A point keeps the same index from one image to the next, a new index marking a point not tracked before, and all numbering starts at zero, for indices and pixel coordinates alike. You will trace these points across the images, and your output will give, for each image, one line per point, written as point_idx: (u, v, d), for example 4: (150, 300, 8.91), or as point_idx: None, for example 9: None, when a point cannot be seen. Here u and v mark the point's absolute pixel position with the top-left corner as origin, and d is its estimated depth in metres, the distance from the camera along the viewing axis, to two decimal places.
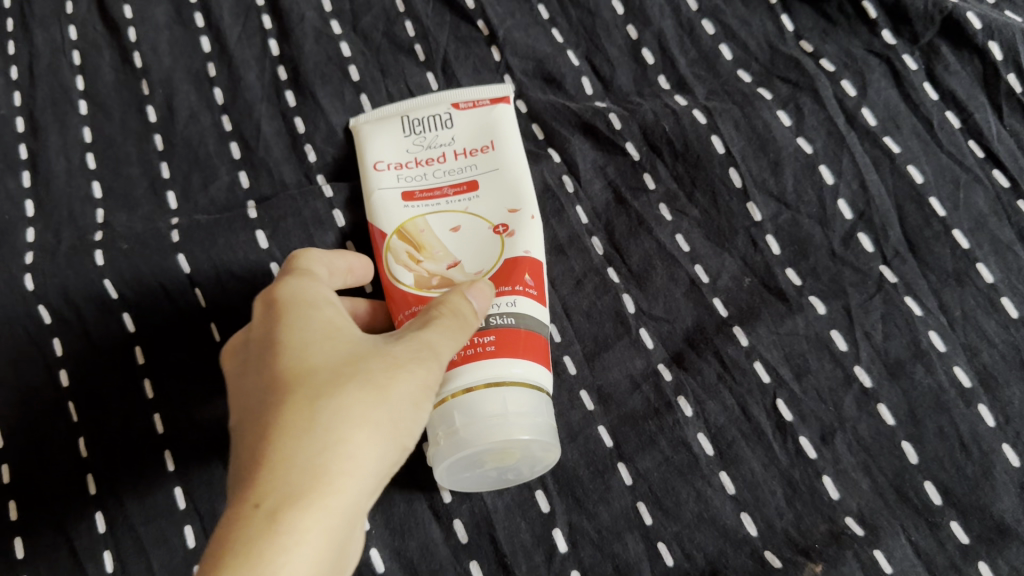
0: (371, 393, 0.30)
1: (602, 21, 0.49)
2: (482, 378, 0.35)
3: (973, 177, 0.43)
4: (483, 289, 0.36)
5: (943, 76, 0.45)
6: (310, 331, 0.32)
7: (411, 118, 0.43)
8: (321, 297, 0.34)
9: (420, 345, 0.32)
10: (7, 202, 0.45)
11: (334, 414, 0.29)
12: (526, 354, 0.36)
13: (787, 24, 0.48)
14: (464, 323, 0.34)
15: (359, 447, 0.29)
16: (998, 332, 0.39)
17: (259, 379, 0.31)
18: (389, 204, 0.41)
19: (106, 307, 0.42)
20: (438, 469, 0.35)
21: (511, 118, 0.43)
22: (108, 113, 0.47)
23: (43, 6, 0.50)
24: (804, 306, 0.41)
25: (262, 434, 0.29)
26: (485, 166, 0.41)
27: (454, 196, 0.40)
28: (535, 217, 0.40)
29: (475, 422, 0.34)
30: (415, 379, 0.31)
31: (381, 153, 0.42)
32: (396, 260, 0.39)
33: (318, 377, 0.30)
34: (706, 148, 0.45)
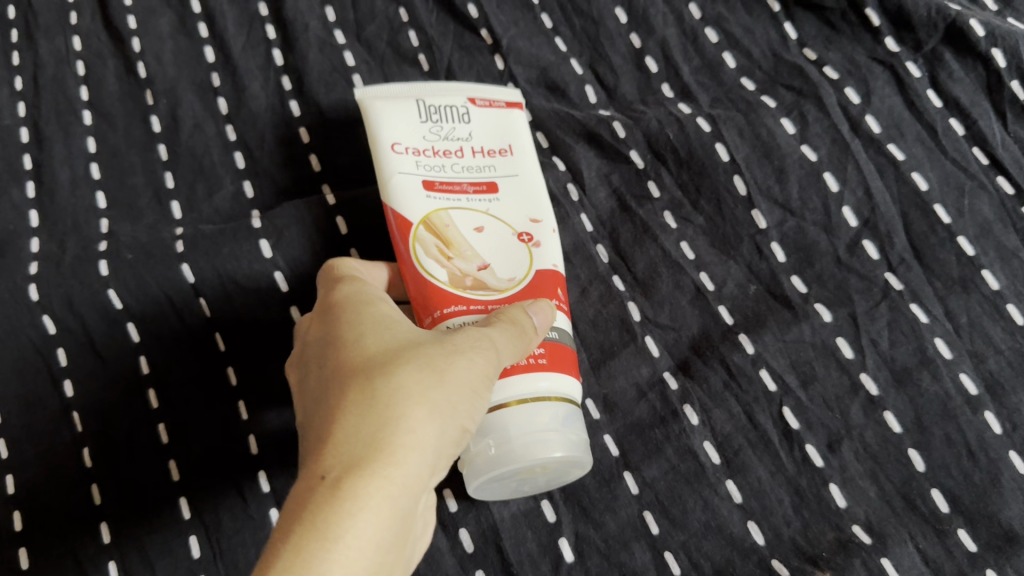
0: (429, 374, 0.30)
1: (606, 30, 0.49)
2: (535, 392, 0.34)
3: (978, 184, 0.43)
4: (541, 306, 0.35)
5: (947, 83, 0.45)
6: (367, 322, 0.33)
7: (427, 104, 0.40)
8: (376, 294, 0.35)
9: (480, 333, 0.32)
10: (11, 212, 0.45)
11: (393, 393, 0.29)
12: (567, 370, 0.36)
13: (791, 32, 0.48)
14: (521, 332, 0.33)
15: (419, 424, 0.29)
16: (1005, 338, 0.39)
17: (321, 369, 0.32)
18: (408, 191, 0.38)
19: (110, 317, 0.42)
20: (478, 472, 0.34)
21: (523, 124, 0.42)
22: (112, 123, 0.47)
23: (47, 17, 0.50)
24: (809, 313, 0.41)
25: (326, 416, 0.30)
26: (504, 169, 0.40)
27: (476, 194, 0.39)
28: (553, 230, 0.40)
29: (530, 435, 0.33)
30: (475, 362, 0.31)
31: (395, 133, 0.40)
32: (424, 253, 0.38)
33: (377, 359, 0.31)
34: (710, 155, 0.45)
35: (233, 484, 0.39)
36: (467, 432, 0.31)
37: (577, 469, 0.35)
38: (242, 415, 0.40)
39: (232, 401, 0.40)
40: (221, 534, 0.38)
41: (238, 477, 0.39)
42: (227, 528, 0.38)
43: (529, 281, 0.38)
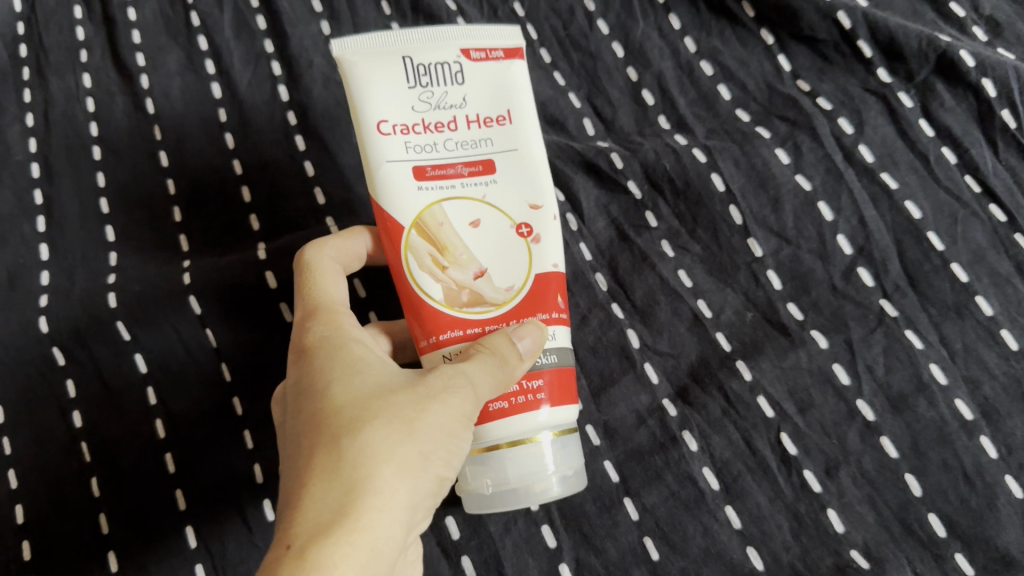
0: (398, 428, 0.30)
1: (604, 64, 0.50)
2: (532, 431, 0.35)
3: (970, 212, 0.43)
4: (530, 329, 0.35)
5: (939, 113, 0.46)
6: (337, 368, 0.33)
7: (414, 62, 0.35)
8: (350, 333, 0.35)
9: (452, 377, 0.32)
10: (23, 247, 0.46)
11: (360, 453, 0.30)
12: (567, 398, 0.36)
13: (784, 63, 0.48)
14: (504, 361, 0.33)
15: (389, 481, 0.30)
16: (999, 364, 0.40)
17: (293, 419, 0.32)
18: (397, 181, 0.35)
19: (119, 348, 0.43)
20: (475, 501, 0.35)
21: (525, 76, 0.37)
22: (121, 158, 0.48)
23: (57, 55, 0.51)
24: (806, 340, 0.41)
25: (296, 476, 0.30)
26: (504, 143, 0.36)
27: (471, 178, 0.35)
28: (555, 215, 0.37)
29: (530, 477, 0.34)
30: (444, 412, 0.31)
31: (380, 106, 0.35)
32: (417, 263, 0.36)
33: (345, 413, 0.31)
34: (706, 186, 0.45)
35: (239, 514, 0.40)
36: (438, 480, 0.32)
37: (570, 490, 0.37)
38: (247, 444, 0.41)
39: (238, 431, 0.41)
40: (227, 563, 0.39)
41: (244, 506, 0.40)
42: (233, 556, 0.39)
43: (528, 290, 0.36)
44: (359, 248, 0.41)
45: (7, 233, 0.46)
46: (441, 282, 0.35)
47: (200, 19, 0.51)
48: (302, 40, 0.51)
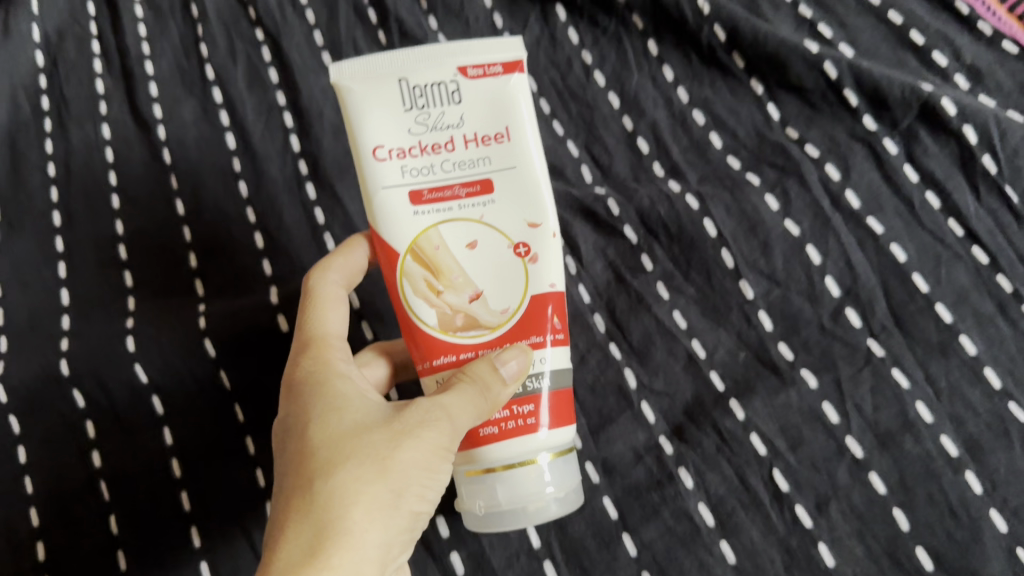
0: (371, 466, 0.32)
1: (600, 113, 0.52)
2: (522, 454, 0.36)
3: (953, 254, 0.45)
4: (517, 355, 0.36)
5: (922, 158, 0.48)
6: (317, 407, 0.35)
7: (410, 84, 0.36)
8: (337, 369, 0.37)
9: (426, 412, 0.34)
10: (45, 293, 0.48)
11: (332, 493, 0.32)
12: (560, 419, 0.38)
13: (774, 112, 0.50)
14: (483, 389, 0.35)
15: (360, 520, 0.32)
16: (983, 401, 0.41)
17: (280, 456, 0.35)
18: (394, 206, 0.37)
19: (137, 390, 0.45)
20: (471, 520, 0.38)
21: (526, 89, 0.38)
22: (139, 206, 0.51)
23: (78, 107, 0.54)
24: (796, 379, 0.43)
25: (277, 515, 0.32)
26: (501, 162, 0.37)
27: (467, 199, 0.37)
28: (555, 232, 0.39)
29: (518, 500, 0.36)
30: (416, 449, 0.33)
31: (377, 132, 0.37)
32: (413, 288, 0.38)
33: (322, 452, 0.33)
34: (699, 231, 0.47)
35: (251, 549, 0.42)
36: (412, 512, 0.34)
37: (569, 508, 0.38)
38: (259, 482, 0.43)
39: (250, 471, 0.43)
40: None
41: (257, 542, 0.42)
42: None
43: (523, 313, 0.38)
44: (358, 260, 0.42)
45: (30, 278, 0.49)
46: (435, 311, 0.38)
47: (214, 72, 0.54)
48: (312, 92, 0.53)
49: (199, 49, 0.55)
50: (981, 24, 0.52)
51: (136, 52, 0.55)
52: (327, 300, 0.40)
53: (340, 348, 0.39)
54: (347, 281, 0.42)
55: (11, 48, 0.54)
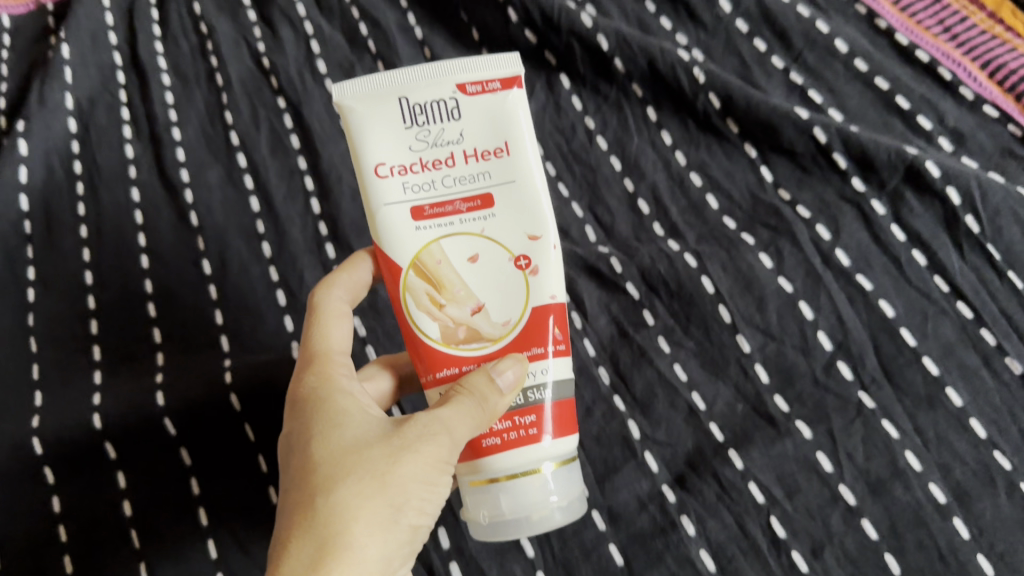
0: (373, 479, 0.34)
1: (603, 176, 0.55)
2: (525, 464, 0.38)
3: (939, 309, 0.47)
4: (515, 367, 0.38)
5: (909, 218, 0.50)
6: (320, 423, 0.36)
7: (411, 103, 0.38)
8: (340, 385, 0.39)
9: (425, 427, 0.36)
10: (78, 349, 0.51)
11: (335, 506, 0.33)
12: (562, 430, 0.39)
13: (767, 174, 0.53)
14: (482, 400, 0.36)
15: (360, 534, 0.33)
16: (969, 450, 0.44)
17: (285, 470, 0.36)
18: (396, 221, 0.38)
19: (166, 443, 0.48)
20: (477, 530, 0.39)
21: (524, 104, 0.39)
22: (167, 266, 0.54)
23: (108, 171, 0.56)
24: (791, 430, 0.45)
25: (282, 527, 0.34)
26: (501, 176, 0.39)
27: (468, 213, 0.38)
28: (555, 245, 0.40)
29: (522, 509, 0.37)
30: (416, 463, 0.35)
31: (379, 151, 0.38)
32: (415, 302, 0.39)
33: (325, 466, 0.34)
34: (697, 287, 0.50)
35: None
36: (412, 524, 0.35)
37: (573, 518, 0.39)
38: None
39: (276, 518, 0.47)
40: None
41: None
42: None
43: (524, 325, 0.39)
44: (363, 276, 0.44)
45: (63, 336, 0.51)
46: (437, 323, 0.39)
47: (238, 138, 0.57)
48: (331, 156, 0.56)
49: (224, 116, 0.58)
50: (963, 89, 0.56)
51: (164, 119, 0.58)
52: (331, 317, 0.42)
53: (342, 364, 0.41)
54: (352, 297, 0.44)
55: (46, 115, 0.57)
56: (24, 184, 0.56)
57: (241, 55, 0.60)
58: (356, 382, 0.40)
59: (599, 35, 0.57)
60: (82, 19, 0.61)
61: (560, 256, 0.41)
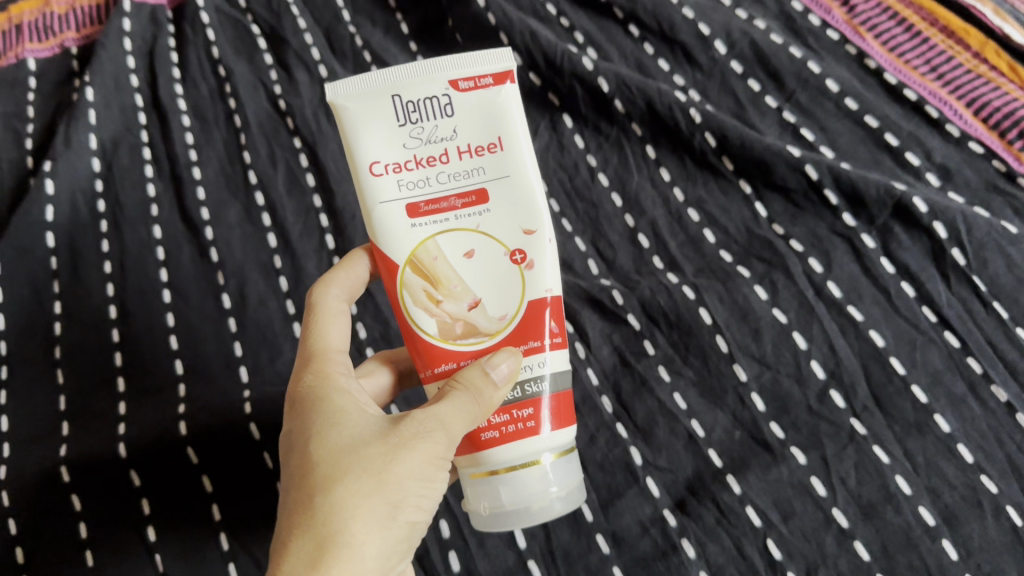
0: (370, 478, 0.36)
1: (605, 212, 0.57)
2: (523, 456, 0.39)
3: (927, 338, 0.50)
4: (508, 362, 0.39)
5: (898, 252, 0.52)
6: (319, 422, 0.38)
7: (404, 100, 0.40)
8: (338, 383, 0.41)
9: (420, 425, 0.37)
10: (104, 381, 0.54)
11: (333, 506, 0.35)
12: (558, 422, 0.41)
13: (761, 210, 0.55)
14: (477, 395, 0.38)
15: (359, 532, 0.35)
16: (957, 474, 0.46)
17: (286, 467, 0.38)
18: (393, 218, 0.41)
19: (189, 470, 0.50)
20: (477, 521, 0.41)
21: (514, 99, 0.42)
22: (188, 300, 0.56)
23: (131, 209, 0.59)
24: (786, 456, 0.47)
25: (284, 525, 0.36)
26: (494, 171, 0.41)
27: (463, 209, 0.40)
28: (549, 238, 0.42)
29: (521, 500, 0.39)
30: (411, 461, 0.37)
31: (374, 149, 0.40)
32: (413, 298, 0.41)
33: (323, 466, 0.36)
34: (696, 318, 0.52)
35: None
36: (408, 520, 0.37)
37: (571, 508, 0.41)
38: None
39: None
40: None
41: None
42: None
43: (520, 319, 0.41)
44: (361, 271, 0.47)
45: (89, 369, 0.54)
46: (435, 319, 0.41)
47: (256, 177, 0.60)
48: (345, 194, 0.59)
49: (242, 156, 0.61)
50: (949, 126, 0.58)
51: (185, 159, 0.60)
52: (329, 317, 0.44)
53: (341, 363, 0.42)
54: (350, 292, 0.46)
55: (71, 156, 0.59)
56: (50, 222, 0.58)
57: (258, 97, 0.63)
58: (354, 380, 0.42)
59: (599, 77, 0.59)
60: (105, 62, 0.63)
61: (554, 248, 0.43)
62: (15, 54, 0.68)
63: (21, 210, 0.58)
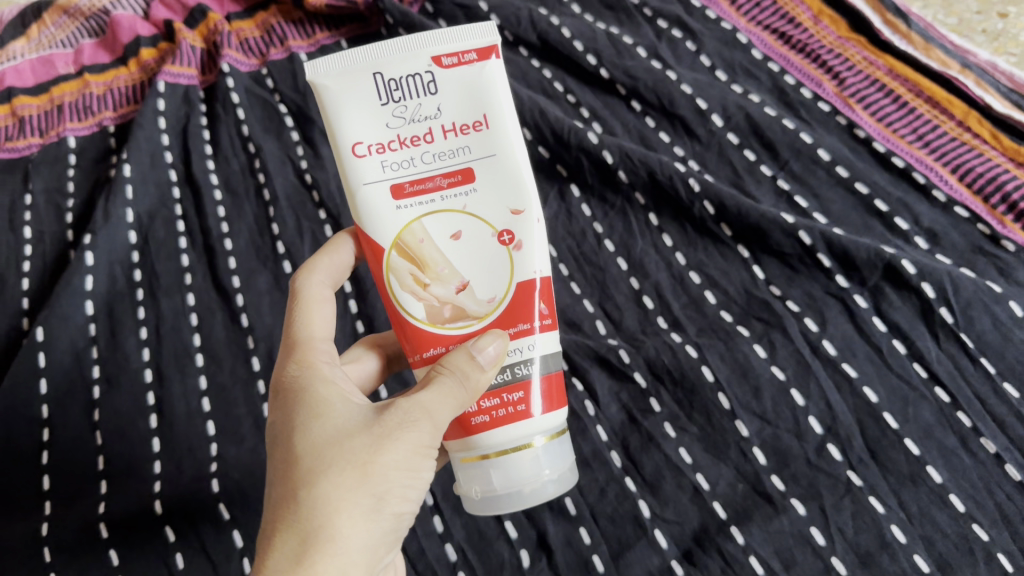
0: (354, 471, 0.38)
1: (611, 275, 0.61)
2: (514, 440, 0.42)
3: (919, 394, 0.52)
4: (493, 348, 0.42)
5: (889, 311, 0.55)
6: (305, 414, 0.40)
7: (386, 78, 0.42)
8: (323, 374, 0.43)
9: (403, 417, 0.39)
10: (139, 441, 0.57)
11: (319, 500, 0.37)
12: (548, 404, 0.43)
13: (759, 272, 0.59)
14: (464, 379, 0.40)
15: (342, 525, 0.37)
16: (949, 523, 0.48)
17: (271, 457, 0.40)
18: (379, 201, 0.43)
19: (220, 526, 0.54)
20: (471, 503, 0.44)
21: (499, 72, 0.43)
22: (221, 364, 0.60)
23: (166, 278, 0.63)
24: (787, 507, 0.50)
25: (272, 518, 0.38)
26: (480, 151, 0.43)
27: (449, 190, 0.43)
28: (536, 217, 0.44)
29: (512, 483, 0.42)
30: (395, 453, 0.39)
31: (358, 130, 0.43)
32: (400, 282, 0.44)
33: (309, 460, 0.38)
34: (698, 376, 0.55)
35: None
36: (393, 510, 0.39)
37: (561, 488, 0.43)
38: None
39: None
40: None
41: None
42: None
43: (509, 301, 0.44)
44: (346, 254, 0.50)
45: (126, 429, 0.57)
46: (424, 305, 0.44)
47: (284, 246, 0.64)
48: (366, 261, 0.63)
49: (271, 227, 0.65)
50: (936, 193, 0.61)
51: (217, 231, 0.65)
52: (312, 308, 0.47)
53: (325, 354, 0.45)
54: (336, 275, 0.50)
55: (110, 230, 0.64)
56: (90, 291, 0.62)
57: (286, 171, 0.67)
58: (338, 371, 0.44)
59: (604, 150, 0.63)
60: (142, 141, 0.67)
61: (543, 228, 0.45)
62: (56, 133, 0.72)
63: (63, 281, 0.61)
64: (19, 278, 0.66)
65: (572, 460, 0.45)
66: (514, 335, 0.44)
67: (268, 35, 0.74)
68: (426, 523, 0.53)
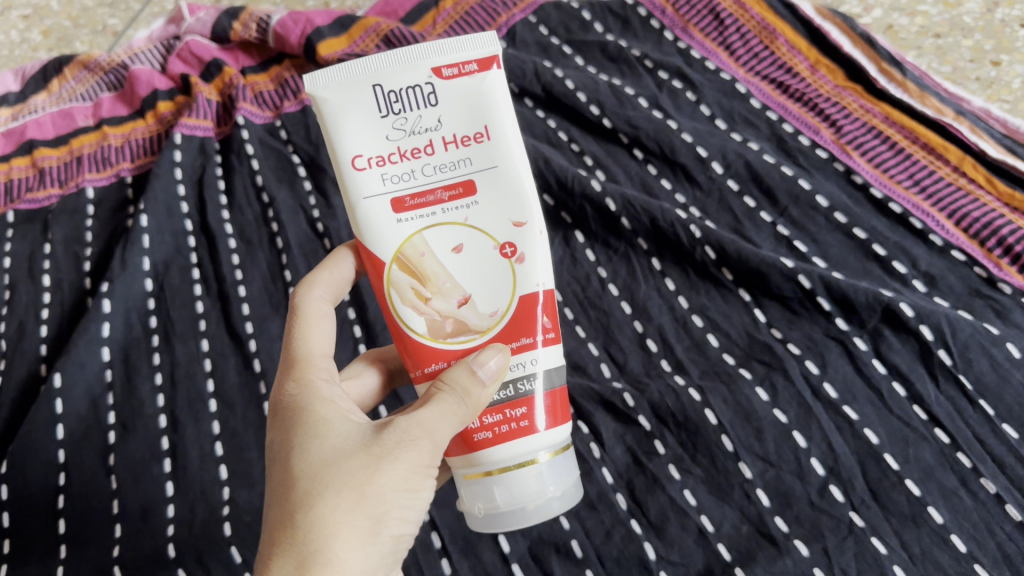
0: (351, 494, 0.39)
1: (615, 319, 0.62)
2: (518, 456, 0.43)
3: (919, 435, 0.53)
4: (492, 363, 0.43)
5: (888, 353, 0.56)
6: (304, 435, 0.41)
7: (385, 90, 0.43)
8: (323, 393, 0.44)
9: (401, 438, 0.40)
10: (154, 485, 0.58)
11: (316, 523, 0.38)
12: (552, 420, 0.44)
13: (760, 315, 0.60)
14: (465, 395, 0.41)
15: (339, 547, 0.38)
16: (951, 563, 0.50)
17: (271, 476, 0.41)
18: (380, 214, 0.44)
19: (232, 569, 0.55)
20: (473, 520, 0.44)
21: (499, 83, 0.44)
22: (233, 409, 0.61)
23: (181, 325, 0.64)
24: (790, 548, 0.52)
25: (270, 539, 0.39)
26: (481, 163, 0.44)
27: (450, 202, 0.44)
28: (538, 229, 0.45)
29: (517, 500, 0.43)
30: (392, 475, 0.40)
31: (358, 143, 0.44)
32: (401, 297, 0.45)
33: (306, 482, 0.39)
34: (702, 419, 0.56)
35: None
36: (390, 530, 0.40)
37: (566, 505, 0.44)
38: None
39: None
40: None
41: None
42: None
43: (510, 315, 0.44)
44: (349, 268, 0.52)
45: (141, 474, 0.59)
46: (424, 320, 0.44)
47: None
48: (375, 307, 0.64)
49: (283, 274, 0.67)
50: (933, 237, 0.62)
51: (231, 278, 0.66)
52: (312, 325, 0.48)
53: (325, 372, 0.46)
54: (338, 288, 0.51)
55: (127, 278, 0.65)
56: (106, 339, 0.63)
57: (298, 220, 0.69)
58: (337, 390, 0.45)
59: (607, 198, 0.65)
60: (159, 192, 0.69)
61: (544, 240, 0.46)
62: (76, 183, 0.74)
63: (80, 329, 0.63)
64: (37, 326, 0.67)
65: (577, 478, 0.45)
66: (516, 350, 0.44)
67: (281, 87, 0.76)
68: (433, 564, 0.54)
